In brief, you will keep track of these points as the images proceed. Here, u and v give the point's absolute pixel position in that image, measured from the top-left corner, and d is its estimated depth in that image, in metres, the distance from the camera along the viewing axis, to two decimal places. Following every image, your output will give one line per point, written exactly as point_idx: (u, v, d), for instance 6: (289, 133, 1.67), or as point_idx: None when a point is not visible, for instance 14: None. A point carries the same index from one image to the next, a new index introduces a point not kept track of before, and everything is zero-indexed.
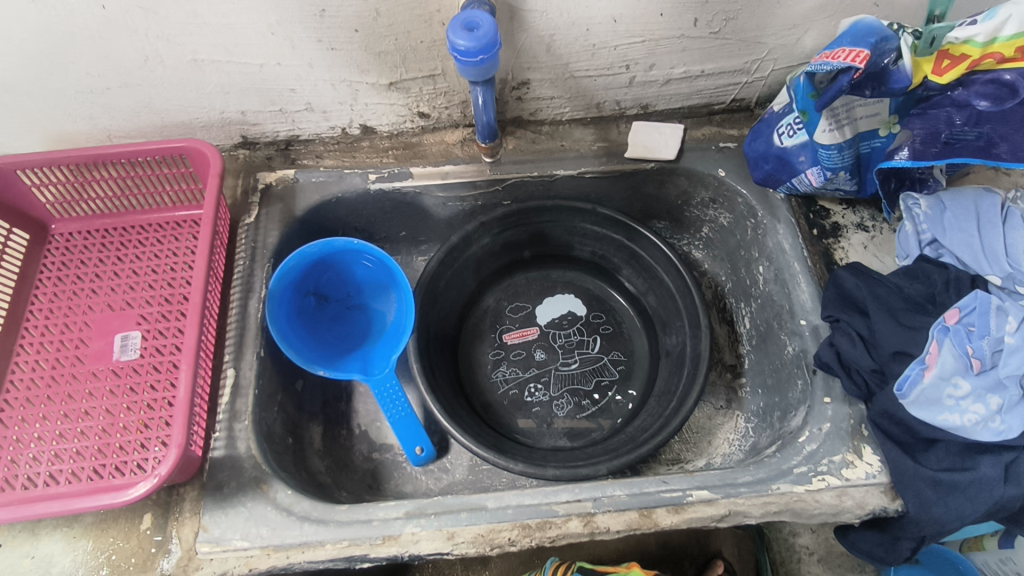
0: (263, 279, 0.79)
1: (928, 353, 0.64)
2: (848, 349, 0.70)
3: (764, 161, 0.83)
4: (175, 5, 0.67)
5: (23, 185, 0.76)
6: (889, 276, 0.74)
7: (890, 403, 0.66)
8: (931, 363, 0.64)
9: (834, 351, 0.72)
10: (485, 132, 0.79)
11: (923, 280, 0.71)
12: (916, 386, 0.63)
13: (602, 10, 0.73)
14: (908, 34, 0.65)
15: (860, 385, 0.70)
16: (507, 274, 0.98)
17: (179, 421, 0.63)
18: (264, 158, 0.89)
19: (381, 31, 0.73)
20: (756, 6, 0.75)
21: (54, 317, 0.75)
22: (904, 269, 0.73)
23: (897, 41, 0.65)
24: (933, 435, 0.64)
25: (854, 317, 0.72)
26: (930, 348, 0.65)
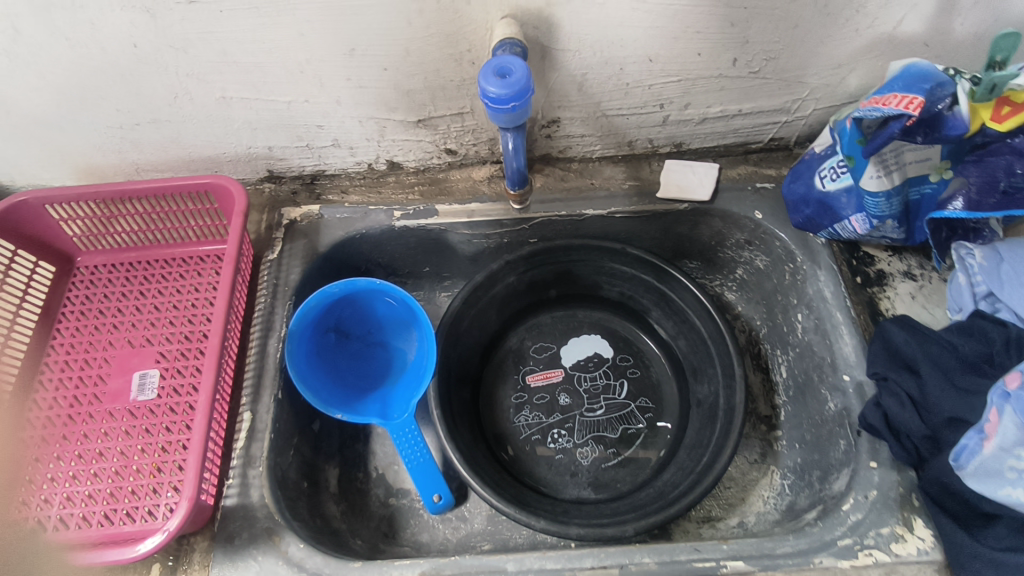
0: (283, 318, 0.77)
1: (987, 421, 0.58)
2: (896, 412, 0.66)
3: (804, 205, 0.79)
4: (206, 43, 0.67)
5: (51, 218, 0.76)
6: (941, 332, 0.69)
7: (944, 472, 0.62)
8: (990, 433, 0.58)
9: (881, 413, 0.67)
10: (514, 178, 0.76)
11: (980, 338, 0.66)
12: (975, 457, 0.58)
13: (636, 48, 0.71)
14: (965, 80, 0.61)
15: (909, 450, 0.65)
16: (531, 313, 0.95)
17: (192, 469, 0.61)
18: (290, 193, 0.87)
19: (410, 69, 0.72)
20: (798, 46, 0.72)
21: (74, 352, 0.74)
22: (958, 325, 0.68)
23: (954, 86, 0.61)
24: (993, 511, 0.59)
25: (903, 376, 0.68)
26: (990, 415, 0.59)
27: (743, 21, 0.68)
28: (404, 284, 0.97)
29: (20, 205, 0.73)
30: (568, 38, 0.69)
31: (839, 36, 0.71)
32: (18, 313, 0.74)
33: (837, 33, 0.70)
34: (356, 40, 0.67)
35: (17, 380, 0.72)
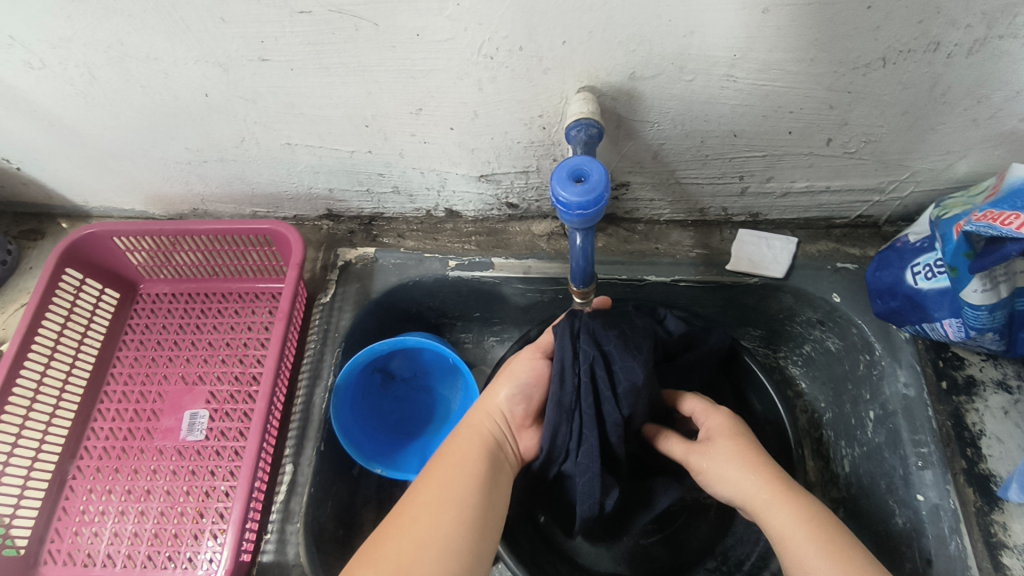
0: (331, 367, 0.77)
1: (581, 263, 0.56)
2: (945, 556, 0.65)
3: (890, 296, 0.73)
4: (275, 96, 0.66)
5: (118, 249, 0.79)
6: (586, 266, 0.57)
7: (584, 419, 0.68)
8: (583, 262, 0.56)
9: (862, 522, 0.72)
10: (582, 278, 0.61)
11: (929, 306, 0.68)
12: (581, 263, 0.56)
13: (722, 124, 0.65)
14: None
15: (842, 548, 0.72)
16: None
17: (237, 511, 0.64)
18: (347, 232, 0.87)
19: (478, 129, 0.68)
20: (903, 133, 0.65)
21: (130, 384, 0.77)
22: (581, 261, 0.56)
23: None
24: (591, 254, 0.55)
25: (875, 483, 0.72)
26: (575, 247, 0.54)
27: (845, 104, 0.62)
28: (453, 326, 0.94)
29: (89, 236, 0.76)
30: (648, 111, 0.64)
31: (954, 125, 0.64)
32: (77, 355, 0.76)
33: (952, 122, 0.63)
34: (424, 101, 0.65)
35: (67, 429, 0.74)
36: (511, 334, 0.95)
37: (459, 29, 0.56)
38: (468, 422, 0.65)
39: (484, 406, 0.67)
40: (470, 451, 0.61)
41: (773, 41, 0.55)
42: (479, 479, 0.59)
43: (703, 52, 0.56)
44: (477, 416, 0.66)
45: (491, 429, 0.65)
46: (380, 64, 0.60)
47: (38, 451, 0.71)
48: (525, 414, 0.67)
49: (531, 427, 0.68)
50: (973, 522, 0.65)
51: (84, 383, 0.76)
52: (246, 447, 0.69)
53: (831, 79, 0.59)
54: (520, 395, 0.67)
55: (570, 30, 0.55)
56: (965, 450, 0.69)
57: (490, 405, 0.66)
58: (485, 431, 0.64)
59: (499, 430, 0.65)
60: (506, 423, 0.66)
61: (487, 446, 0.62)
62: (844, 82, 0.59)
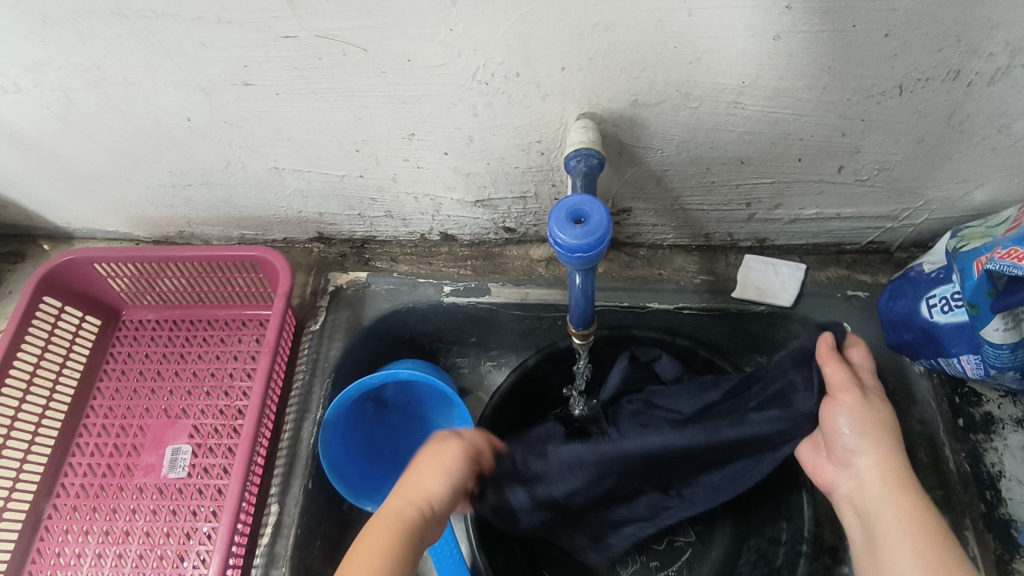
0: (321, 400, 0.74)
1: (580, 305, 0.52)
2: None
3: (904, 329, 0.70)
4: (260, 121, 0.63)
5: (98, 275, 0.76)
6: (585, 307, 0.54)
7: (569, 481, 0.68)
8: (582, 303, 0.53)
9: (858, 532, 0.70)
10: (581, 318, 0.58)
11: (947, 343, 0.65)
12: (579, 305, 0.52)
13: (728, 151, 0.62)
14: None
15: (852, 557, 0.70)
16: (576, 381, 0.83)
17: (218, 557, 0.61)
18: (338, 256, 0.84)
19: (473, 155, 0.65)
20: (918, 161, 0.62)
21: (110, 416, 0.74)
22: (580, 301, 0.53)
23: None
24: (590, 294, 0.52)
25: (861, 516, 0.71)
26: (574, 287, 0.50)
27: (858, 132, 0.59)
28: (449, 351, 0.91)
29: (68, 263, 0.73)
30: (651, 138, 0.61)
31: (972, 153, 0.61)
32: (55, 386, 0.73)
33: (970, 150, 0.60)
34: (416, 126, 0.62)
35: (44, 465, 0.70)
36: (509, 359, 0.92)
37: (452, 55, 0.53)
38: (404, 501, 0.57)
39: (423, 483, 0.58)
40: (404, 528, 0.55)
41: (783, 68, 0.52)
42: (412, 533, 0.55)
43: (710, 79, 0.53)
44: (424, 483, 0.58)
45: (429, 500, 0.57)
46: (370, 89, 0.57)
47: (12, 489, 0.67)
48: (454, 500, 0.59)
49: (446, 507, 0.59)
50: (993, 571, 0.63)
51: (62, 415, 0.73)
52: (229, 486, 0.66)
53: (844, 107, 0.56)
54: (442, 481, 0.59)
55: (569, 57, 0.52)
56: (984, 493, 0.66)
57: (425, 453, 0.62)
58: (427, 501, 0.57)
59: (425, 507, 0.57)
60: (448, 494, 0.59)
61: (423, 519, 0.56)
62: (858, 110, 0.56)
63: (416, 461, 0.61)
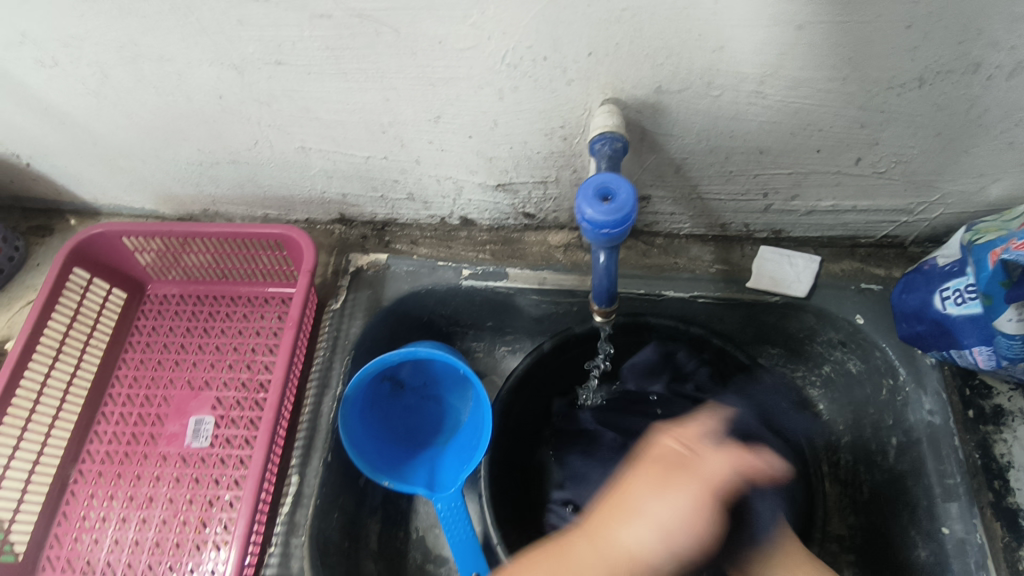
0: (341, 376, 0.75)
1: (603, 282, 0.54)
2: None
3: (916, 321, 0.71)
4: (290, 100, 0.64)
5: (126, 250, 0.77)
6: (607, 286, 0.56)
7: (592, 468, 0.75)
8: (605, 282, 0.54)
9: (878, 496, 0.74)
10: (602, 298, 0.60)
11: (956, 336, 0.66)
12: (603, 283, 0.54)
13: (748, 140, 0.63)
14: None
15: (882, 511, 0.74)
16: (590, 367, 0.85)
17: (242, 522, 0.63)
18: (359, 237, 0.86)
19: (497, 139, 0.67)
20: (936, 154, 0.63)
21: (135, 387, 0.76)
22: (605, 279, 0.54)
23: None
24: (614, 272, 0.53)
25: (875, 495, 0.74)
26: (599, 265, 0.52)
27: (877, 124, 0.60)
28: (465, 335, 0.92)
29: (98, 236, 0.75)
30: (673, 125, 0.62)
31: (989, 148, 0.62)
32: (82, 356, 0.75)
33: (988, 144, 0.61)
34: (443, 109, 0.63)
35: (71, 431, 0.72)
36: (523, 344, 0.93)
37: (482, 38, 0.54)
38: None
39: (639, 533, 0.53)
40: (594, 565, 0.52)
41: (805, 58, 0.53)
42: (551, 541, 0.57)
43: (733, 67, 0.55)
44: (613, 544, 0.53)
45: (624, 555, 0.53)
46: (399, 70, 0.59)
47: (40, 453, 0.69)
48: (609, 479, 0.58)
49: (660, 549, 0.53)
50: (1000, 559, 0.64)
51: (88, 385, 0.75)
52: (252, 456, 0.68)
53: (864, 98, 0.57)
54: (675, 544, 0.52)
55: (596, 42, 0.53)
56: (992, 482, 0.67)
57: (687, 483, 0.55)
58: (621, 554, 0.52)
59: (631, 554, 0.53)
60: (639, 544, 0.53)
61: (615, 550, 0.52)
62: (877, 102, 0.57)
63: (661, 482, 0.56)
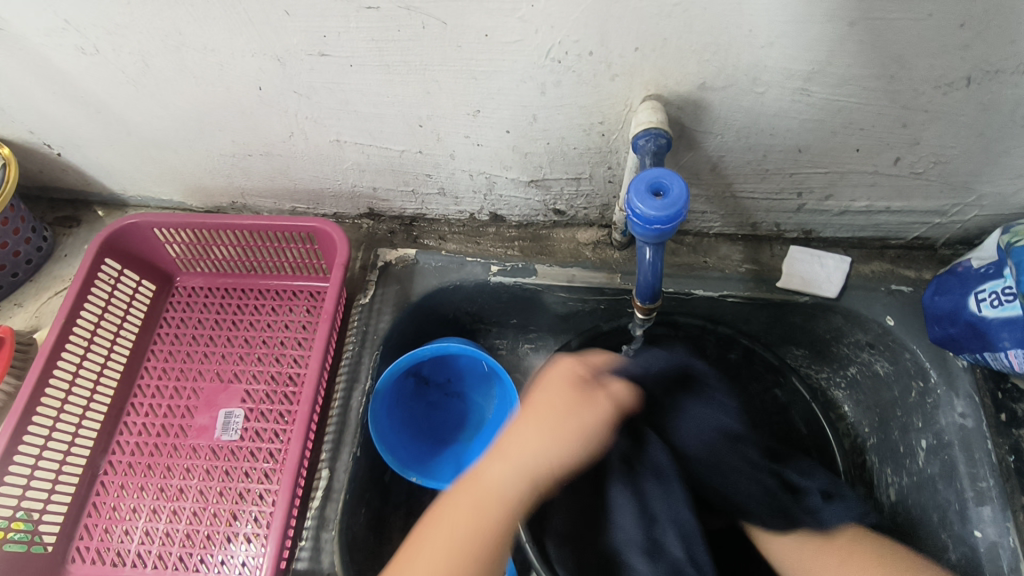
0: (370, 371, 0.75)
1: (646, 278, 0.53)
2: None
3: (949, 323, 0.70)
4: (329, 92, 0.64)
5: (156, 241, 0.77)
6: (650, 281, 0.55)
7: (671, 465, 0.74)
8: (649, 277, 0.54)
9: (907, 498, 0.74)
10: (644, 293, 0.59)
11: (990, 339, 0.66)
12: (646, 279, 0.54)
13: (787, 138, 0.63)
14: None
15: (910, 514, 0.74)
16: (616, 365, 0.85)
17: (275, 515, 0.63)
18: (387, 232, 0.86)
19: (534, 134, 0.67)
20: (975, 155, 0.63)
21: (164, 379, 0.75)
22: (648, 274, 0.54)
23: None
24: (659, 268, 0.53)
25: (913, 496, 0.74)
26: (643, 260, 0.52)
27: (919, 123, 0.60)
28: (489, 332, 0.92)
29: (129, 227, 0.75)
30: (713, 122, 0.62)
31: None
32: (112, 347, 0.75)
33: None
34: (483, 103, 0.63)
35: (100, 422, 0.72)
36: (547, 341, 0.93)
37: (530, 31, 0.54)
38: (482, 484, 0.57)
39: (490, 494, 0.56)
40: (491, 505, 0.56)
41: (853, 56, 0.53)
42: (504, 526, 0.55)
43: (780, 64, 0.55)
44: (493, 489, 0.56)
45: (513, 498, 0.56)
46: (442, 63, 0.59)
47: (71, 444, 0.69)
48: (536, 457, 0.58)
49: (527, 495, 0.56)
50: None
51: (118, 376, 0.75)
52: (284, 449, 0.67)
53: (909, 97, 0.57)
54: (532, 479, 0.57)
55: (644, 36, 0.53)
56: None
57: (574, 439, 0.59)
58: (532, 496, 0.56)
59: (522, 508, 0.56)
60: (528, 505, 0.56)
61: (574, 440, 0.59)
62: (921, 102, 0.57)
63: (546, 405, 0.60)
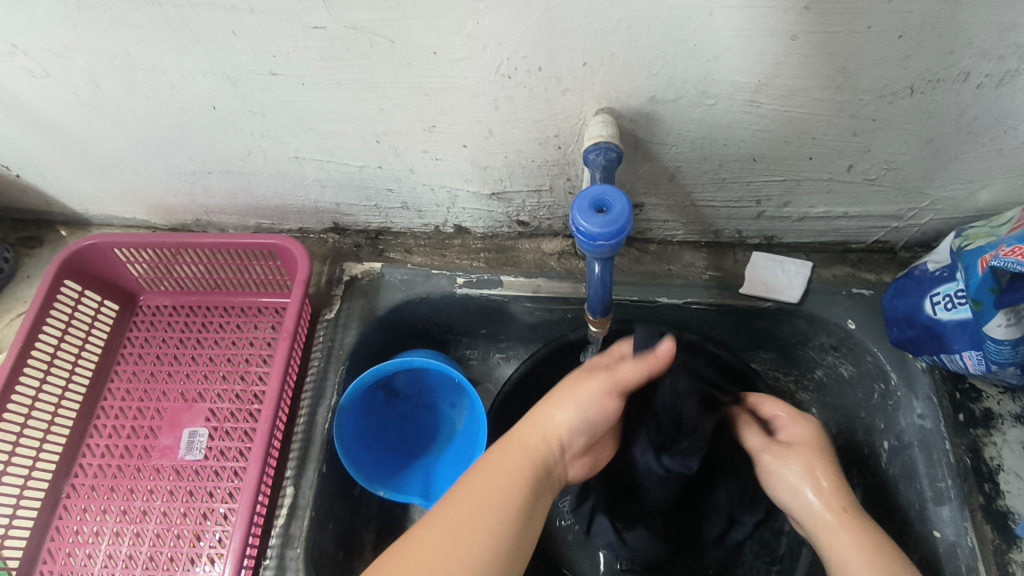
0: (335, 386, 0.75)
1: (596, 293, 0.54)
2: None
3: (908, 326, 0.71)
4: (284, 110, 0.64)
5: (118, 260, 0.77)
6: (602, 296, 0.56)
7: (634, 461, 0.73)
8: (599, 292, 0.55)
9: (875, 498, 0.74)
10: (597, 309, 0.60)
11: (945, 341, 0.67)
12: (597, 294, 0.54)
13: (741, 148, 0.64)
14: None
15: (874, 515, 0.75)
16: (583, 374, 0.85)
17: (236, 536, 0.62)
18: (353, 246, 0.86)
19: (491, 148, 0.67)
20: (925, 161, 0.64)
21: (127, 399, 0.75)
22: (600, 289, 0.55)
23: None
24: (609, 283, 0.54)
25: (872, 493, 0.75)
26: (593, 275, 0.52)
27: (868, 131, 0.60)
28: (459, 342, 0.92)
29: (89, 247, 0.74)
30: (667, 134, 0.62)
31: (977, 154, 0.62)
32: (74, 369, 0.74)
33: (976, 151, 0.62)
34: (438, 119, 0.63)
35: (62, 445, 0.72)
36: (517, 351, 0.93)
37: (478, 48, 0.54)
38: (521, 439, 0.59)
39: (539, 425, 0.60)
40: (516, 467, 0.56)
41: (798, 68, 0.54)
42: (522, 499, 0.54)
43: (727, 76, 0.55)
44: (533, 434, 0.59)
45: (546, 452, 0.59)
46: (394, 81, 0.59)
47: (31, 469, 0.68)
48: (584, 440, 0.62)
49: (583, 457, 0.64)
50: (991, 561, 0.64)
51: (80, 398, 0.74)
52: (247, 467, 0.67)
53: (856, 106, 0.57)
54: (591, 419, 0.60)
55: (591, 52, 0.54)
56: (983, 485, 0.67)
57: (553, 424, 0.60)
58: (540, 454, 0.58)
59: (550, 453, 0.59)
60: (562, 448, 0.60)
61: (537, 471, 0.57)
62: (868, 110, 0.58)
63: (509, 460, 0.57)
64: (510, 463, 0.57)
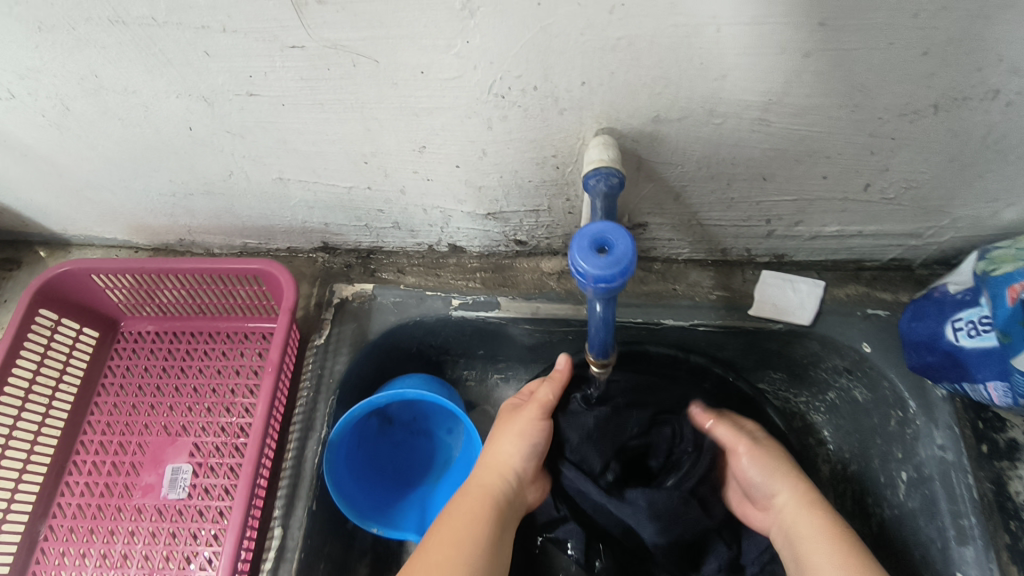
0: (325, 418, 0.72)
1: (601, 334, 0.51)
2: None
3: (928, 351, 0.67)
4: (265, 131, 0.60)
5: (96, 286, 0.73)
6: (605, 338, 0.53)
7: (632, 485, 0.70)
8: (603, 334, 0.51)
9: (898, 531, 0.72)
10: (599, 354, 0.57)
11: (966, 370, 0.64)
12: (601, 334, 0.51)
13: (751, 168, 0.60)
14: None
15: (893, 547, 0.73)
16: None
17: None
18: (343, 266, 0.82)
19: (485, 168, 0.63)
20: (948, 180, 0.60)
21: (107, 434, 0.72)
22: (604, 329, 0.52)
23: None
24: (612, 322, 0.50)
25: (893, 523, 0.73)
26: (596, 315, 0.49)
27: (887, 150, 0.56)
28: (456, 363, 0.89)
29: (65, 274, 0.71)
30: (672, 153, 0.59)
31: (1004, 173, 0.58)
32: (51, 402, 0.71)
33: (1003, 170, 0.58)
34: (428, 139, 0.59)
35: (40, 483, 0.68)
36: (516, 371, 0.90)
37: (468, 67, 0.50)
38: (478, 480, 0.66)
39: (488, 462, 0.67)
40: (477, 512, 0.62)
41: (813, 86, 0.50)
42: (487, 537, 0.61)
43: (736, 95, 0.51)
44: (487, 474, 0.66)
45: (502, 488, 0.65)
46: (380, 101, 0.55)
47: (7, 510, 0.65)
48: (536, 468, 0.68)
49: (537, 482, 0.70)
50: None
51: (59, 432, 0.71)
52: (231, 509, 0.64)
53: (875, 125, 0.53)
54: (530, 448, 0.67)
55: (590, 71, 0.50)
56: (1008, 523, 0.64)
57: (497, 460, 0.66)
58: (495, 491, 0.64)
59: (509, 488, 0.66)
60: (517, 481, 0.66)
61: (497, 508, 0.63)
62: (888, 129, 0.54)
63: (469, 506, 0.63)
64: (467, 510, 0.63)
